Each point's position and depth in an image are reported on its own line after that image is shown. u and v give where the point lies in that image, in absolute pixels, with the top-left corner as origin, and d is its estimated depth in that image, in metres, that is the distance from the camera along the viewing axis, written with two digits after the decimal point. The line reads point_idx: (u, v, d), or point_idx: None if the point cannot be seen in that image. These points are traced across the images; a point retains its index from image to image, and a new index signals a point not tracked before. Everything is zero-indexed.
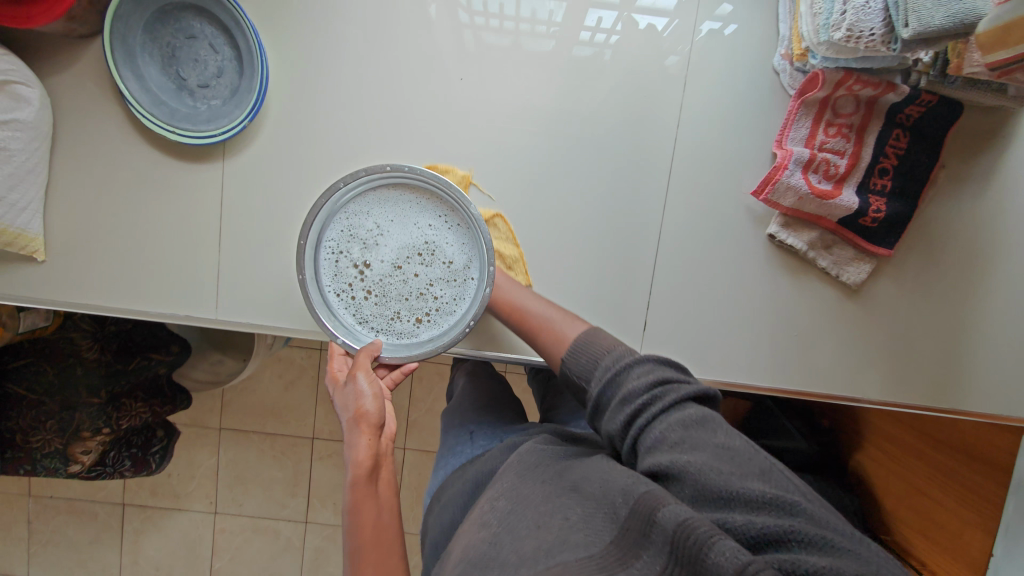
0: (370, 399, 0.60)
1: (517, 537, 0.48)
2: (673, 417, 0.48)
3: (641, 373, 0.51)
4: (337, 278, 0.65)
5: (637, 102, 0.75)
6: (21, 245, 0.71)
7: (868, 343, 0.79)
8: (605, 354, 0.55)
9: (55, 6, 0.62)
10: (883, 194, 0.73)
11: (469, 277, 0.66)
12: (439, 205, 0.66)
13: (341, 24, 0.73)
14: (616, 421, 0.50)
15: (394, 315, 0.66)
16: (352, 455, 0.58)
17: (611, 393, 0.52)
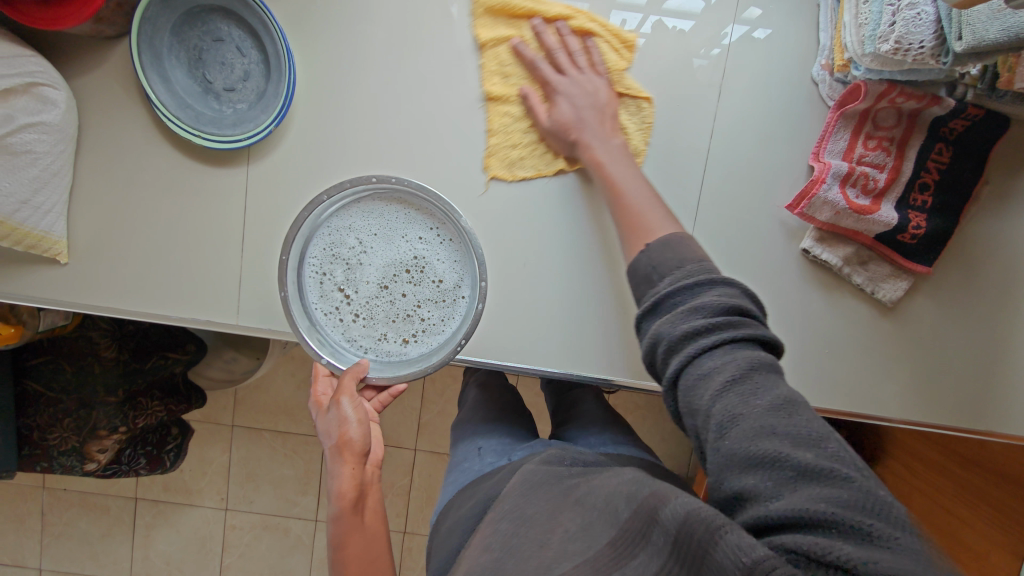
0: (355, 425, 0.65)
1: (522, 557, 0.48)
2: (739, 351, 0.44)
3: (719, 298, 0.47)
4: (324, 298, 0.68)
5: (668, 109, 0.74)
6: (44, 247, 0.71)
7: (901, 361, 0.77)
8: (691, 266, 0.51)
9: (84, 8, 0.61)
10: (923, 210, 0.70)
11: (456, 293, 0.69)
12: (428, 216, 0.69)
13: (367, 27, 0.72)
14: (675, 330, 0.47)
15: (382, 335, 0.68)
16: (337, 484, 0.64)
17: (678, 304, 0.49)
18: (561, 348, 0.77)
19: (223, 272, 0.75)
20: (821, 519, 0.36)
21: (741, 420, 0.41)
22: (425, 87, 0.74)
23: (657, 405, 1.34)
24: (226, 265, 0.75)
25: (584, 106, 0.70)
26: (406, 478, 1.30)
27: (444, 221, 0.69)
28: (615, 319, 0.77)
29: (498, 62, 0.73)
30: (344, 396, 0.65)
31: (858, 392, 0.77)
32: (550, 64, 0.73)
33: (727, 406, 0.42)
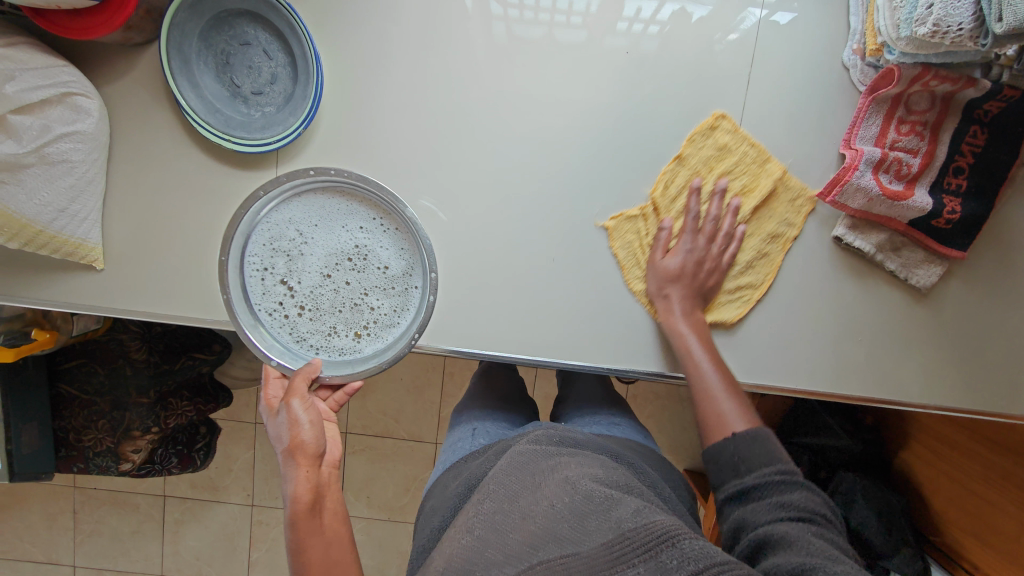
0: (306, 426, 0.67)
1: (503, 530, 0.49)
2: (823, 532, 0.50)
3: (808, 495, 0.54)
4: (267, 295, 0.74)
5: (693, 99, 0.73)
6: (81, 254, 0.72)
7: (931, 346, 0.76)
8: (782, 461, 0.57)
9: (115, 17, 0.62)
10: (957, 194, 0.70)
11: (404, 281, 0.75)
12: (369, 207, 0.75)
13: (388, 25, 0.73)
14: (764, 512, 0.53)
15: (331, 328, 0.75)
16: (291, 488, 0.64)
17: (765, 492, 0.55)
18: (588, 340, 0.78)
19: None
20: None
21: (817, 547, 0.47)
22: (447, 85, 0.74)
23: (675, 393, 1.34)
24: None
25: (690, 267, 0.74)
26: (428, 471, 1.32)
27: (384, 211, 0.75)
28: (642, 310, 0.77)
29: (665, 191, 0.76)
30: (294, 399, 0.69)
31: (887, 379, 0.77)
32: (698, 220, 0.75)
33: (805, 540, 0.48)
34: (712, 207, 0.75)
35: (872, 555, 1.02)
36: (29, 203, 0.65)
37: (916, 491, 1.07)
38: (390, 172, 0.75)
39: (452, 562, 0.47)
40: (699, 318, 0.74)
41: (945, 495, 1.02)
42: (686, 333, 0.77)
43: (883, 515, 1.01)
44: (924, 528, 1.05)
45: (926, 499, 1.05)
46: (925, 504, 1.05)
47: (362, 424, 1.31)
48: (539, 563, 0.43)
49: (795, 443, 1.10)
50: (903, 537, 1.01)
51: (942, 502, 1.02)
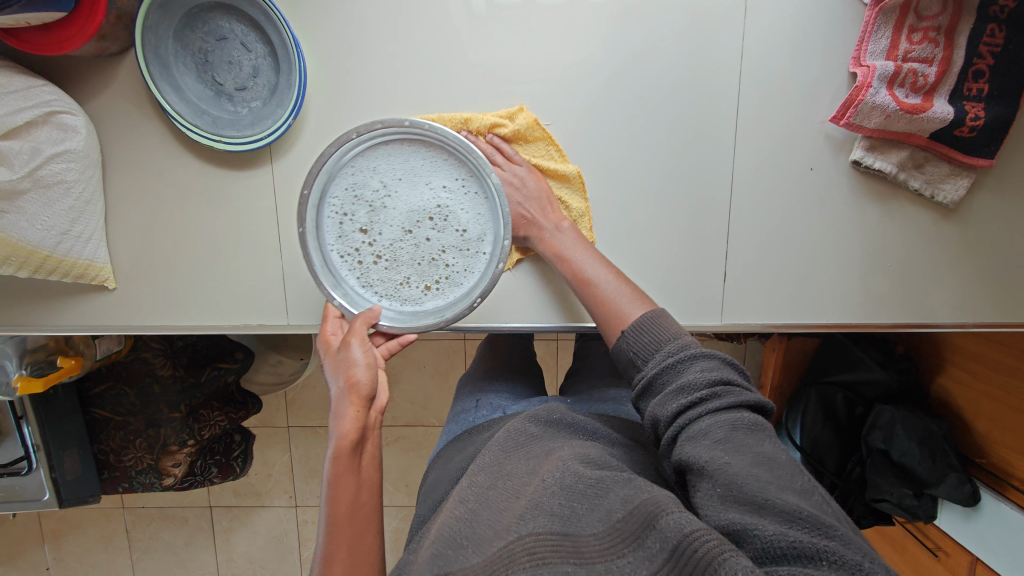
0: (363, 369, 0.61)
1: (494, 511, 0.47)
2: (731, 418, 0.47)
3: (703, 369, 0.51)
4: (343, 239, 0.68)
5: (692, 37, 0.70)
6: (91, 275, 0.72)
7: (963, 264, 0.74)
8: (669, 339, 0.55)
9: (86, 26, 0.60)
10: (979, 99, 0.67)
11: (481, 245, 0.68)
12: (458, 165, 0.68)
13: (363, 1, 0.70)
14: (667, 409, 0.50)
15: (402, 282, 0.69)
16: (338, 427, 0.58)
17: (666, 380, 0.53)
18: None
19: (261, 274, 0.75)
20: (808, 552, 0.36)
21: (735, 474, 0.42)
22: (434, 56, 0.71)
23: None
24: (265, 267, 0.75)
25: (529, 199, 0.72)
26: None
27: (473, 173, 0.67)
28: (660, 262, 0.75)
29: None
30: (354, 340, 0.63)
31: (920, 302, 0.74)
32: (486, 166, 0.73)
33: (721, 463, 0.43)
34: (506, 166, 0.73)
35: (919, 484, 1.00)
36: (32, 228, 0.66)
37: (960, 416, 1.05)
38: None
39: (444, 532, 0.47)
40: (567, 227, 0.70)
41: (989, 417, 0.99)
42: (708, 282, 0.75)
43: (925, 442, 0.99)
44: (969, 452, 1.03)
45: (970, 424, 1.03)
46: (970, 428, 1.03)
47: (392, 416, 1.32)
48: (523, 538, 0.41)
49: (829, 382, 1.09)
50: (949, 463, 0.99)
51: (986, 424, 1.00)
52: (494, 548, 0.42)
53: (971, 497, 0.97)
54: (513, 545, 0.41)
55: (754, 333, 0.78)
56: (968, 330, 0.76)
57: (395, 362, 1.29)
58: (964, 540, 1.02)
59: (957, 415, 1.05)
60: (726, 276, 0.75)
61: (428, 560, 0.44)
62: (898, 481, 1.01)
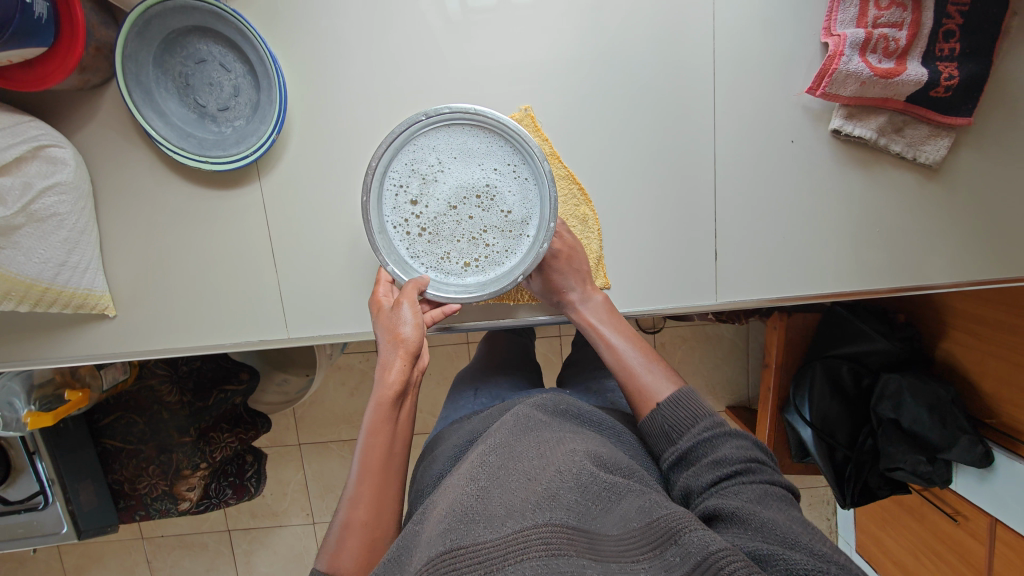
0: (411, 329, 0.61)
1: (505, 490, 0.45)
2: (763, 487, 0.48)
3: (738, 446, 0.52)
4: (395, 210, 0.66)
5: (664, 22, 0.71)
6: (91, 304, 0.73)
7: (951, 224, 0.74)
8: (707, 414, 0.55)
9: (68, 58, 0.62)
10: (952, 58, 0.67)
11: (527, 228, 0.67)
12: (511, 150, 0.66)
13: (338, 14, 0.71)
14: (703, 479, 0.51)
15: (445, 255, 0.67)
16: (384, 376, 0.59)
17: (701, 453, 0.53)
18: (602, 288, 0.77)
19: (260, 290, 0.76)
20: None
21: (767, 520, 0.44)
22: (411, 61, 0.72)
23: (703, 333, 1.33)
24: (264, 284, 0.76)
25: (566, 266, 0.71)
26: None
27: (524, 159, 0.66)
28: (651, 248, 0.76)
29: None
30: (405, 302, 0.62)
31: (914, 266, 0.74)
32: None
33: (754, 511, 0.45)
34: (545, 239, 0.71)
35: (931, 450, 1.01)
36: (29, 262, 0.66)
37: (966, 378, 1.05)
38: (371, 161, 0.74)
39: (454, 506, 0.44)
40: (597, 300, 0.71)
41: (995, 377, 0.99)
42: (701, 263, 0.75)
43: (935, 409, 0.99)
44: (978, 414, 1.03)
45: (976, 384, 1.03)
46: (976, 389, 1.03)
47: None
48: (541, 527, 0.40)
49: (834, 356, 1.08)
50: (959, 426, 0.99)
51: (992, 384, 1.00)
52: (507, 531, 0.40)
53: (983, 458, 0.97)
54: (530, 531, 0.40)
55: (750, 310, 0.78)
56: (963, 289, 0.76)
57: None
58: (981, 501, 1.01)
59: (962, 378, 1.05)
60: (718, 255, 0.75)
61: (438, 534, 0.42)
62: (909, 448, 1.01)
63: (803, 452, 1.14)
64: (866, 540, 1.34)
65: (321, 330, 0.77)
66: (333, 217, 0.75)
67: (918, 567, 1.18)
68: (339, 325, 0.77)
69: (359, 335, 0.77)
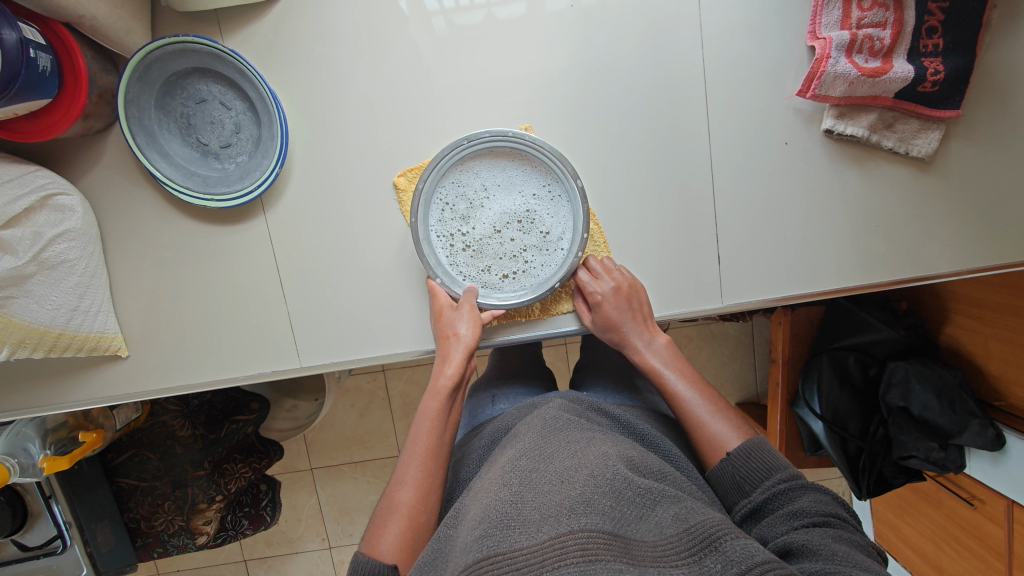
0: (468, 330, 0.70)
1: (540, 492, 0.45)
2: (842, 535, 0.48)
3: (815, 498, 0.52)
4: (442, 227, 0.74)
5: (652, 34, 0.72)
6: (104, 346, 0.73)
7: (948, 212, 0.75)
8: (781, 467, 0.55)
9: (71, 107, 0.63)
10: (937, 53, 0.69)
11: (562, 243, 0.74)
12: (548, 176, 0.73)
13: (335, 47, 0.72)
14: (779, 528, 0.51)
15: (484, 268, 0.74)
16: (443, 368, 0.67)
17: (776, 503, 0.53)
18: None
19: (272, 319, 0.76)
20: None
21: (841, 553, 0.44)
22: (408, 88, 0.73)
23: (709, 332, 1.34)
24: (275, 313, 0.76)
25: (622, 308, 0.72)
26: None
27: (560, 181, 0.73)
28: (655, 255, 0.77)
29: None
30: (466, 307, 0.71)
31: (915, 256, 0.75)
32: (588, 272, 0.75)
33: (826, 545, 0.46)
34: (598, 283, 0.73)
35: (943, 436, 1.01)
36: (42, 309, 0.67)
37: (972, 362, 1.06)
38: (374, 187, 0.75)
39: (488, 513, 0.44)
40: (660, 344, 0.71)
41: (1001, 359, 1.00)
42: (705, 266, 0.76)
43: (942, 393, 1.00)
44: (988, 396, 1.04)
45: (983, 368, 1.04)
46: (984, 372, 1.04)
47: None
48: (577, 532, 0.40)
49: (839, 347, 1.09)
50: (969, 409, 1.00)
51: (998, 366, 1.01)
52: (544, 537, 0.40)
53: (996, 441, 0.98)
54: (567, 536, 0.40)
55: (756, 309, 0.79)
56: (963, 276, 0.77)
57: (410, 389, 1.32)
58: (997, 484, 1.02)
59: (969, 362, 1.06)
60: (721, 258, 0.76)
61: (474, 541, 0.42)
62: (922, 436, 1.02)
63: (815, 444, 1.14)
64: (885, 529, 1.34)
65: (335, 356, 0.77)
66: (340, 243, 0.76)
67: (939, 553, 1.18)
68: (351, 351, 0.77)
69: (371, 358, 0.77)
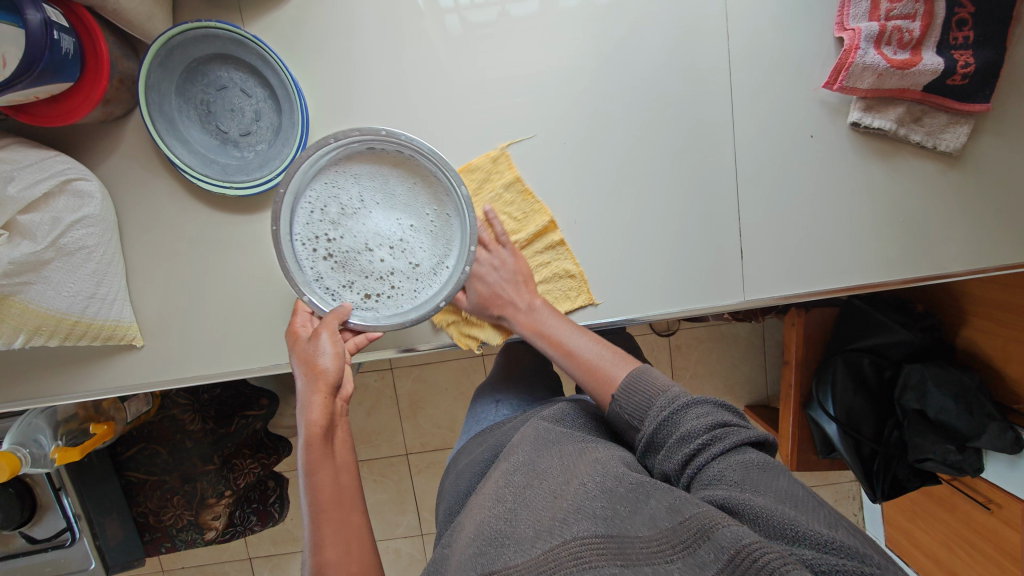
0: (330, 359, 0.63)
1: (534, 509, 0.45)
2: (739, 459, 0.47)
3: (699, 416, 0.50)
4: (309, 225, 0.67)
5: (678, 24, 0.72)
6: (119, 335, 0.73)
7: (971, 210, 0.74)
8: (659, 393, 0.53)
9: (93, 92, 0.63)
10: (967, 46, 0.68)
11: (434, 279, 0.69)
12: (441, 196, 0.69)
13: (355, 34, 0.72)
14: (675, 462, 0.49)
15: (346, 283, 0.68)
16: (307, 416, 0.61)
17: (666, 432, 0.51)
18: (626, 293, 0.77)
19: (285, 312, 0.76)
20: None
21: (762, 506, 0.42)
22: (428, 77, 0.73)
23: (720, 333, 1.33)
24: (288, 305, 0.75)
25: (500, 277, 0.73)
26: None
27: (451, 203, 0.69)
28: (674, 249, 0.76)
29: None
30: (324, 332, 0.63)
31: (936, 254, 0.74)
32: None
33: (740, 498, 0.43)
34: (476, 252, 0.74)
35: (960, 439, 0.99)
36: (59, 296, 0.67)
37: (990, 364, 1.04)
38: None
39: (481, 530, 0.45)
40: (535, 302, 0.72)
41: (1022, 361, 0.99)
42: (725, 261, 0.75)
43: (960, 396, 0.99)
44: (1006, 399, 1.02)
45: (1003, 370, 1.02)
46: (1003, 375, 1.02)
47: (421, 442, 1.33)
48: (569, 541, 0.40)
49: (853, 349, 1.08)
50: (987, 412, 0.98)
51: (1017, 369, 0.99)
52: (536, 552, 0.40)
53: (1015, 444, 0.95)
54: (559, 547, 0.39)
55: (774, 307, 0.78)
56: (982, 275, 0.76)
57: (417, 389, 1.31)
58: (1015, 489, 1.00)
59: (986, 364, 1.05)
60: (741, 253, 0.75)
61: (468, 559, 0.43)
62: (938, 439, 1.00)
63: (829, 448, 1.13)
64: (896, 534, 1.32)
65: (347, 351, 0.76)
66: None
67: (954, 559, 1.16)
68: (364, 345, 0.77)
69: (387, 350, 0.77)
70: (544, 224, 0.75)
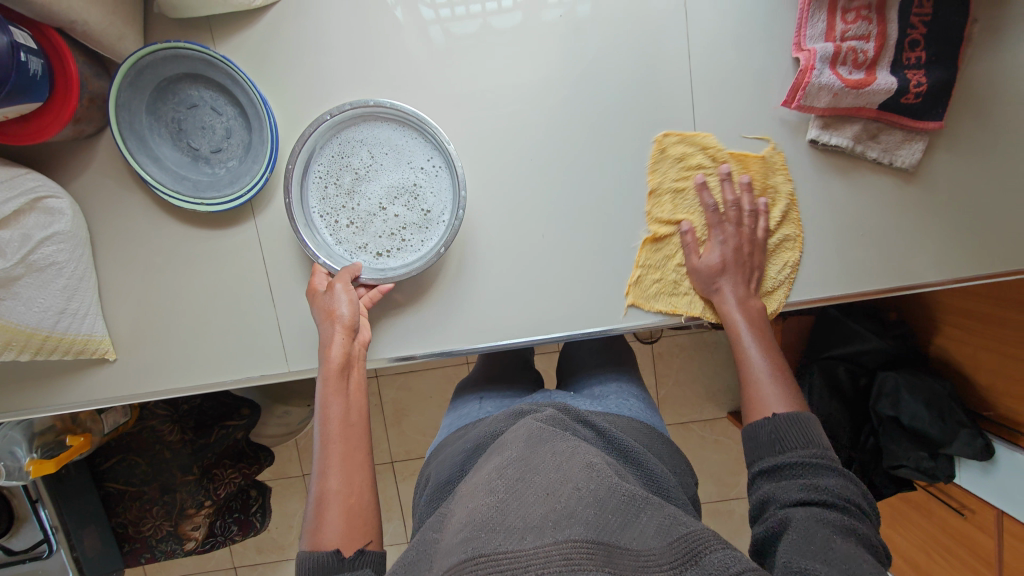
0: (347, 308, 0.67)
1: (525, 503, 0.45)
2: (849, 522, 0.47)
3: (841, 482, 0.51)
4: (323, 198, 0.72)
5: (643, 44, 0.73)
6: (91, 348, 0.73)
7: (932, 223, 0.76)
8: (821, 444, 0.55)
9: (62, 112, 0.64)
10: (920, 66, 0.70)
11: (440, 225, 0.73)
12: (434, 150, 0.72)
13: (325, 53, 0.73)
14: (789, 496, 0.51)
15: (364, 245, 0.73)
16: (328, 351, 0.65)
17: (797, 472, 0.53)
18: (598, 304, 0.78)
19: (258, 325, 0.77)
20: None
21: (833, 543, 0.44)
22: (398, 95, 0.74)
23: (704, 340, 1.34)
24: (261, 317, 0.76)
25: (737, 260, 0.73)
26: None
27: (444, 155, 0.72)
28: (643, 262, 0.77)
29: (665, 211, 0.77)
30: (338, 284, 0.68)
31: (898, 266, 0.76)
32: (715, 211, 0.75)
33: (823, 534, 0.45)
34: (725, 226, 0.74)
35: (932, 445, 1.01)
36: (29, 311, 0.67)
37: (960, 372, 1.06)
38: None
39: (473, 517, 0.44)
40: (752, 305, 0.72)
41: (990, 368, 1.00)
42: None
43: (931, 403, 1.00)
44: (975, 406, 1.04)
45: (972, 377, 1.04)
46: (973, 382, 1.04)
47: (405, 450, 1.34)
48: (561, 542, 0.41)
49: (829, 356, 1.10)
50: (958, 420, 1.00)
51: (985, 376, 1.01)
52: (529, 545, 0.41)
53: (985, 451, 0.97)
54: (551, 547, 0.41)
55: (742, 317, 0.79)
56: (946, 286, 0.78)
57: (401, 397, 1.32)
58: (987, 495, 1.01)
59: (957, 372, 1.07)
60: None
61: (459, 543, 0.42)
62: (913, 445, 1.02)
63: None
64: None
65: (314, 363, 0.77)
66: None
67: (931, 564, 1.17)
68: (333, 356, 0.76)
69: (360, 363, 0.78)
70: (514, 236, 0.77)
